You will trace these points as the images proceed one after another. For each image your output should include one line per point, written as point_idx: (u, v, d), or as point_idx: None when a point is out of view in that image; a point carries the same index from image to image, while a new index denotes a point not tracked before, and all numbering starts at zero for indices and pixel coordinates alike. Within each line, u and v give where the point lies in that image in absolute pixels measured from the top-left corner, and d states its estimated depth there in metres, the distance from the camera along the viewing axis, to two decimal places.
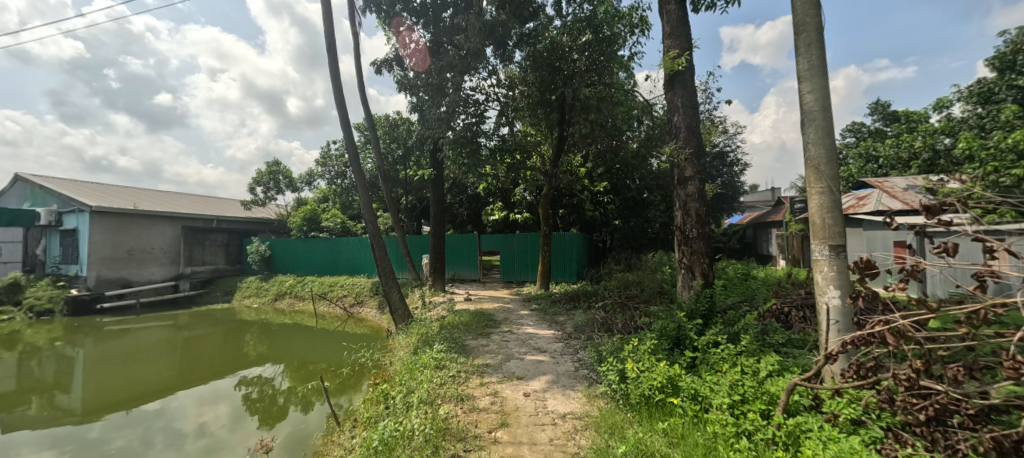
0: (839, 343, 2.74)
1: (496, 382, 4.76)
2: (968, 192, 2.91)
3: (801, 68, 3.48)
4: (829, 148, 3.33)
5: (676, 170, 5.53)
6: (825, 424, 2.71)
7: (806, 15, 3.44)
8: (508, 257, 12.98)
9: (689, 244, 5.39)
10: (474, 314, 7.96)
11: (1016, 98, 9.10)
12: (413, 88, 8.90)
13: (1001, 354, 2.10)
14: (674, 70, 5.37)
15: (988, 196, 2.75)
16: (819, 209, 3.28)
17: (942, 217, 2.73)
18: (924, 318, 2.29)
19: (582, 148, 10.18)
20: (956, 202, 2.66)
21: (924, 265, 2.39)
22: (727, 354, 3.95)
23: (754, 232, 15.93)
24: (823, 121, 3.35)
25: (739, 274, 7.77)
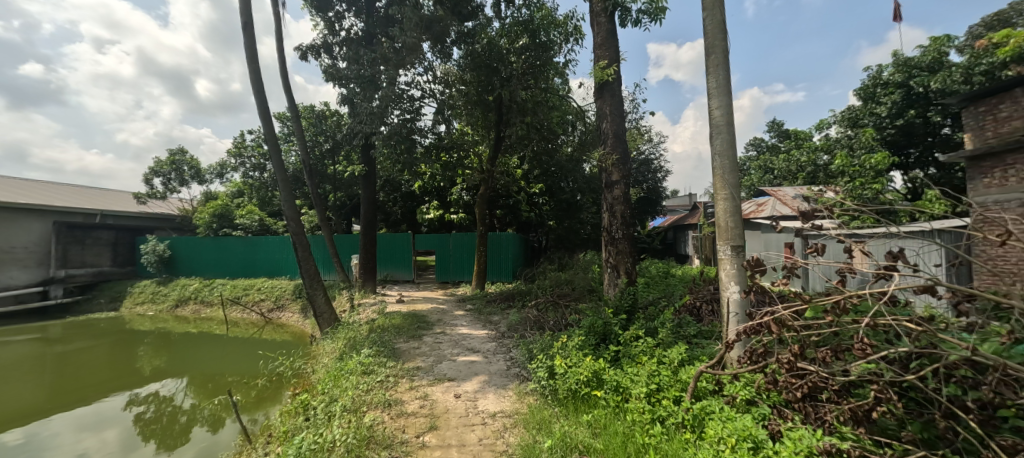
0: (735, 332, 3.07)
1: (427, 385, 4.65)
2: (836, 201, 3.41)
3: (710, 86, 3.85)
4: (731, 159, 3.72)
5: (604, 174, 5.82)
6: (726, 406, 3.03)
7: (714, 38, 3.83)
8: (444, 257, 12.80)
9: (615, 244, 5.70)
10: (406, 316, 7.69)
11: (875, 124, 10.90)
12: (342, 79, 8.37)
13: (855, 337, 2.49)
14: (603, 80, 5.65)
15: (851, 205, 3.26)
16: (723, 213, 3.65)
17: (816, 221, 3.18)
18: (799, 309, 2.63)
19: (519, 150, 10.33)
20: (825, 208, 3.11)
21: (800, 263, 2.75)
22: (647, 348, 4.24)
23: (674, 234, 17.37)
24: (727, 134, 3.74)
25: (660, 273, 8.40)
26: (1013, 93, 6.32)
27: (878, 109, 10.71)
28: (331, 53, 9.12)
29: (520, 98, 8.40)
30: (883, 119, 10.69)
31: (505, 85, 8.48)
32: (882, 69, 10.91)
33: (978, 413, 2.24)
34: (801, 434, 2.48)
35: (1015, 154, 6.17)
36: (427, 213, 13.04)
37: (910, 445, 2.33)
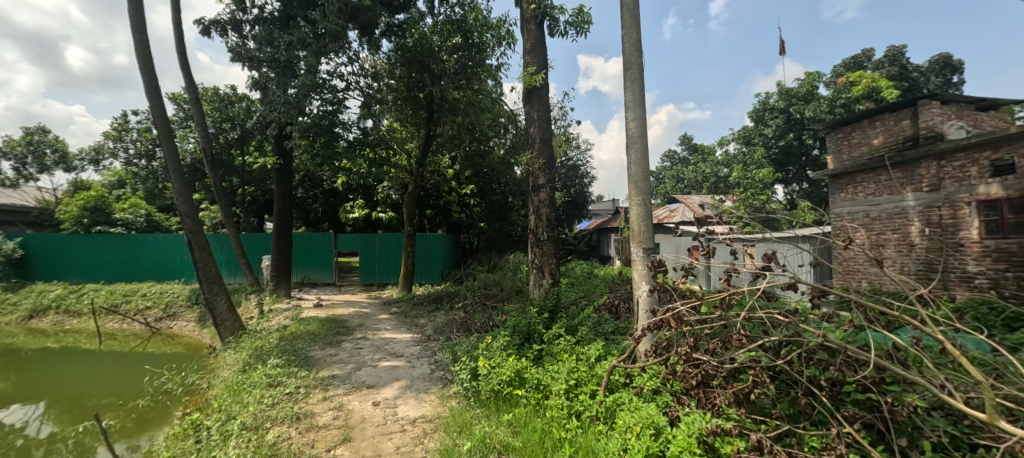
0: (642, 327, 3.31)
1: (343, 394, 4.35)
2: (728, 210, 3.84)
3: (628, 99, 4.14)
4: (644, 168, 4.04)
5: (531, 178, 5.97)
6: (634, 397, 3.27)
7: (631, 56, 4.13)
8: (369, 258, 12.21)
9: (540, 246, 5.86)
10: (324, 322, 7.17)
11: (763, 143, 12.55)
12: (254, 61, 7.60)
13: (737, 329, 2.81)
14: (531, 85, 5.78)
15: (740, 214, 3.69)
16: (637, 218, 3.94)
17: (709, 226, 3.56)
18: (694, 305, 2.92)
19: (451, 150, 10.20)
20: (717, 215, 3.49)
21: (694, 264, 3.06)
22: (569, 346, 4.40)
23: (597, 237, 18.41)
24: (641, 145, 4.05)
25: (584, 274, 8.85)
26: (862, 124, 7.67)
27: (766, 131, 12.34)
28: (241, 32, 8.23)
29: (452, 98, 8.29)
30: (769, 139, 12.34)
31: (436, 84, 8.32)
32: (769, 96, 12.61)
33: (829, 390, 2.66)
34: (694, 418, 2.75)
35: (862, 175, 7.49)
36: (351, 212, 12.33)
37: (779, 420, 2.70)
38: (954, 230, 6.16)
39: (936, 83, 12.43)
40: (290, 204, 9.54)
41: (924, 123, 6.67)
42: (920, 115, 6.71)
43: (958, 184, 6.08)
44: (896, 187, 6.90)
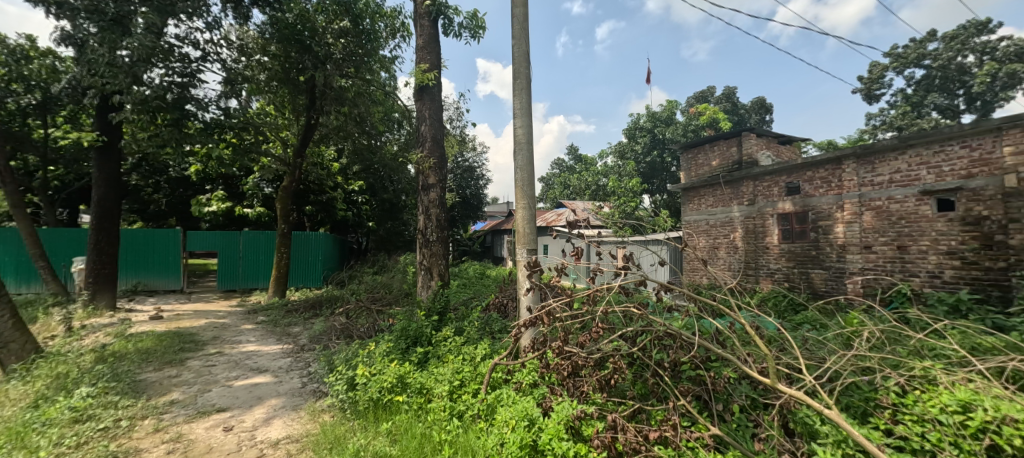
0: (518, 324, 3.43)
1: (184, 422, 3.65)
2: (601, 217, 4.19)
3: (516, 107, 4.39)
4: (530, 173, 4.31)
5: (420, 177, 5.83)
6: (513, 391, 3.42)
7: (520, 67, 4.36)
8: (230, 260, 10.55)
9: (429, 246, 5.75)
10: (164, 337, 5.95)
11: (634, 158, 14.27)
12: (65, 8, 5.98)
13: (597, 322, 3.13)
14: (424, 83, 5.66)
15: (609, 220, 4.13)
16: (522, 221, 4.16)
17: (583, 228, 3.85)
18: (563, 301, 3.17)
19: (338, 141, 9.43)
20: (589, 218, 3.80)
21: (564, 263, 3.31)
22: (454, 347, 4.39)
23: (491, 238, 18.82)
24: (527, 153, 4.31)
25: (476, 274, 8.96)
26: (704, 148, 9.29)
27: (636, 147, 14.10)
28: None
29: (338, 86, 7.62)
30: (638, 155, 14.06)
31: (319, 67, 7.54)
32: (639, 117, 14.39)
33: (669, 370, 3.12)
34: (563, 406, 2.99)
35: (704, 189, 9.03)
36: (208, 205, 10.48)
37: (633, 400, 3.09)
38: (762, 235, 7.83)
39: (755, 119, 15.69)
40: (119, 193, 7.73)
41: (745, 151, 8.36)
42: (743, 144, 8.44)
43: (765, 200, 7.79)
44: (727, 201, 8.49)
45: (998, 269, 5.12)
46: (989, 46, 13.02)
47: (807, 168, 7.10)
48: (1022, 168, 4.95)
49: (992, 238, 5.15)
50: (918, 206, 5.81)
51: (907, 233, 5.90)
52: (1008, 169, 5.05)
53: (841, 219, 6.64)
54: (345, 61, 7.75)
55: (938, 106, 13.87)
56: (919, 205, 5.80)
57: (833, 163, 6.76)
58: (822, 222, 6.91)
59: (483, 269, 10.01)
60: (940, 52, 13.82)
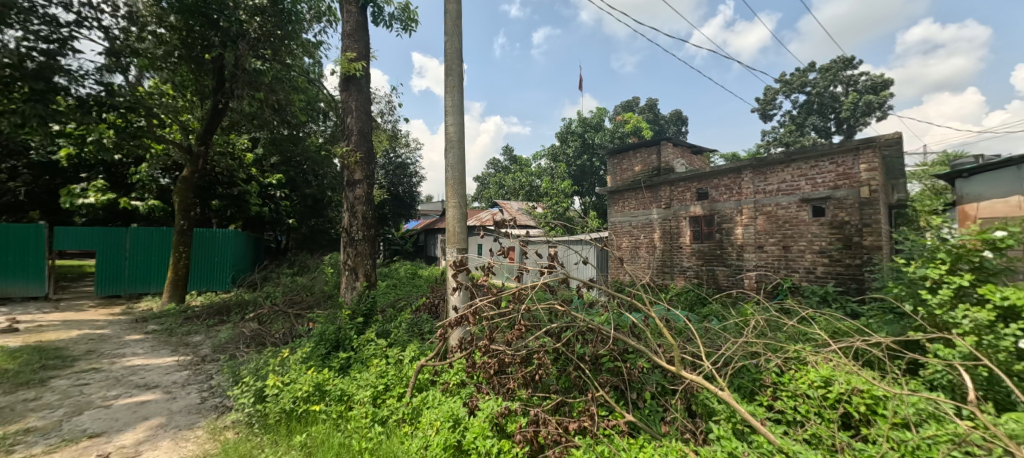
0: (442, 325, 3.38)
1: (43, 454, 3.05)
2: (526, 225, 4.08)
3: (448, 104, 4.36)
4: (461, 172, 4.34)
5: (346, 171, 5.53)
6: (440, 392, 3.38)
7: (452, 64, 4.34)
8: (114, 261, 9.10)
9: (354, 245, 5.46)
10: (19, 353, 4.95)
11: (566, 160, 14.82)
12: None
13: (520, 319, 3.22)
14: (350, 73, 5.38)
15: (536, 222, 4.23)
16: (454, 220, 4.18)
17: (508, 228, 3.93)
18: (489, 300, 3.22)
19: (253, 129, 8.56)
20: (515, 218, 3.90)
21: (491, 263, 3.36)
22: (380, 349, 4.21)
23: (425, 237, 18.35)
24: (458, 150, 4.33)
25: (408, 274, 8.68)
26: (628, 154, 9.94)
27: (568, 150, 14.67)
28: None
29: (252, 68, 6.89)
30: (570, 158, 14.62)
31: (228, 46, 6.74)
32: (571, 122, 14.99)
33: (590, 364, 3.27)
34: (488, 404, 3.01)
35: (628, 193, 9.65)
36: (83, 196, 8.91)
37: (556, 394, 3.21)
38: (676, 236, 8.56)
39: (672, 130, 17.14)
40: None
41: (663, 158, 9.11)
42: (661, 152, 9.19)
43: (679, 204, 8.53)
44: (647, 204, 9.16)
45: (856, 265, 6.12)
46: (852, 79, 15.56)
47: (713, 176, 7.91)
48: (873, 181, 5.99)
49: (852, 239, 6.16)
50: (798, 211, 6.75)
51: (790, 235, 6.83)
52: (863, 181, 6.07)
53: (740, 222, 7.50)
54: (261, 41, 7.04)
55: (816, 127, 16.24)
56: (799, 211, 6.73)
57: (734, 173, 7.61)
58: (725, 224, 7.73)
59: (414, 269, 9.71)
60: (817, 81, 16.22)
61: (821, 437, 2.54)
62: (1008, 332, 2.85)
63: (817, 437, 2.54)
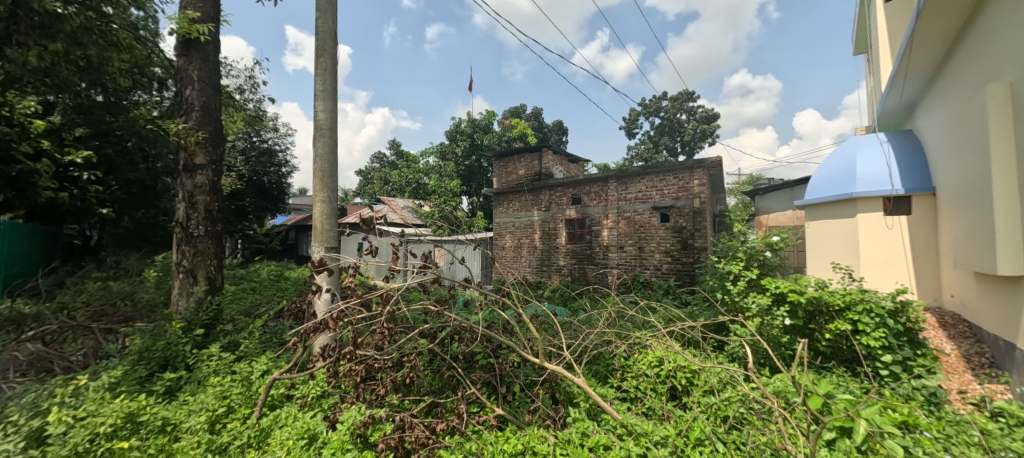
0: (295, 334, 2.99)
1: None
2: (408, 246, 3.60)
3: (317, 87, 3.97)
4: (332, 163, 3.99)
5: (184, 154, 4.62)
6: (296, 409, 3.03)
7: (324, 43, 3.97)
8: None
9: (192, 243, 4.58)
10: None
11: (454, 160, 14.79)
12: None
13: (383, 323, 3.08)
14: (192, 36, 4.51)
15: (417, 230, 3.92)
16: (320, 215, 3.84)
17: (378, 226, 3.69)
18: (353, 303, 2.99)
19: (46, 92, 6.32)
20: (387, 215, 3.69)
21: (358, 264, 3.13)
22: (224, 364, 3.62)
23: (296, 235, 16.35)
24: (329, 139, 3.97)
25: (270, 277, 7.60)
26: (514, 158, 10.40)
27: (457, 149, 14.66)
28: None
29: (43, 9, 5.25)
30: (458, 157, 14.62)
31: None
32: (461, 122, 15.02)
33: (462, 363, 3.30)
34: (350, 415, 2.83)
35: (511, 195, 10.05)
36: None
37: (426, 396, 3.16)
38: (554, 237, 9.22)
39: (554, 139, 18.49)
40: None
41: (544, 164, 9.77)
42: (542, 158, 9.84)
43: (557, 207, 9.22)
44: (529, 206, 9.67)
45: (690, 263, 7.39)
46: (693, 110, 18.86)
47: (586, 183, 8.75)
48: (701, 194, 7.33)
49: (687, 241, 7.42)
50: (650, 217, 7.89)
51: (643, 237, 7.95)
52: (695, 194, 7.37)
53: (606, 225, 8.45)
54: None
55: (667, 147, 19.24)
56: (650, 217, 7.88)
57: (602, 181, 8.53)
58: (594, 227, 8.62)
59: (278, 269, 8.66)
60: (668, 108, 19.24)
61: (654, 409, 2.99)
62: (779, 313, 3.77)
63: (651, 409, 3.00)
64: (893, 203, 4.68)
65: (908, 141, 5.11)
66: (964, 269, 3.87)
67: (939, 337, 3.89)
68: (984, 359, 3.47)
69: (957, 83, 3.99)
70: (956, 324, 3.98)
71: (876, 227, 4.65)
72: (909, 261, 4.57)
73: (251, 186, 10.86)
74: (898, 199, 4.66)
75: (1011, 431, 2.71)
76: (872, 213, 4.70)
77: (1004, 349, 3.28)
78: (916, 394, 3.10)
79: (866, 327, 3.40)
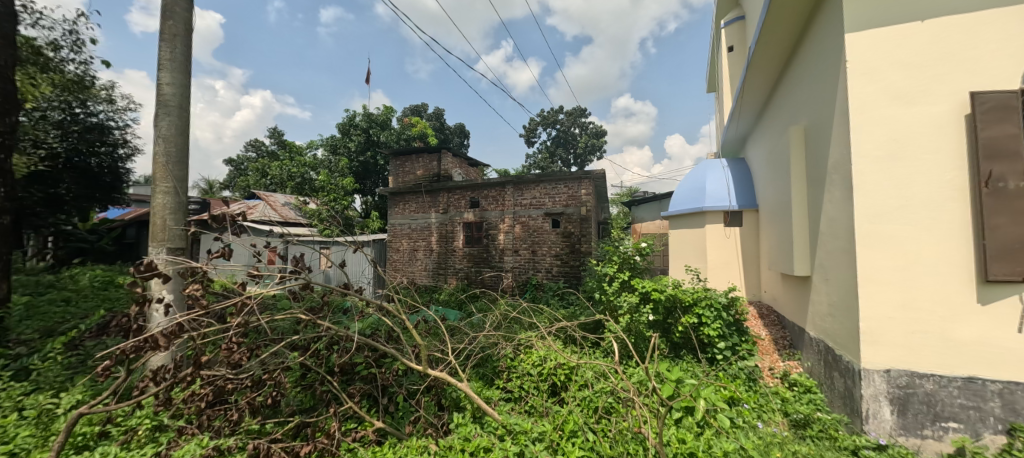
0: (111, 357, 2.39)
1: None
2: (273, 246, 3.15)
3: (163, 55, 3.30)
4: (181, 147, 3.35)
5: None
6: (117, 447, 2.43)
7: (175, 3, 3.32)
8: None
9: None
10: None
11: (347, 155, 13.71)
12: None
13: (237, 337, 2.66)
14: None
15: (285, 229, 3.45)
16: (161, 210, 3.19)
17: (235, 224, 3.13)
18: (197, 315, 2.50)
19: None
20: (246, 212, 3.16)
21: (205, 269, 2.62)
22: (5, 400, 2.76)
23: (137, 232, 13.39)
24: (177, 119, 3.33)
25: (94, 284, 6.07)
26: (412, 158, 10.09)
27: (351, 143, 13.59)
28: None
29: None
30: (351, 152, 13.59)
31: None
32: (355, 115, 14.03)
33: (338, 376, 3.06)
34: (188, 448, 2.39)
35: (408, 195, 9.67)
36: None
37: (293, 417, 2.84)
38: (451, 240, 9.14)
39: (456, 142, 18.45)
40: None
41: (443, 166, 9.66)
42: (441, 160, 9.70)
43: (455, 210, 9.16)
44: (427, 208, 9.43)
45: (576, 266, 7.98)
46: (585, 125, 20.53)
47: (484, 187, 8.86)
48: (587, 203, 7.99)
49: (575, 245, 8.00)
50: (542, 222, 8.32)
51: (536, 242, 8.35)
52: (583, 202, 8.01)
53: (502, 229, 8.67)
54: None
55: (562, 158, 20.59)
56: (543, 222, 8.31)
57: (499, 186, 8.73)
58: (490, 231, 8.78)
59: (102, 269, 7.94)
60: (564, 121, 20.65)
61: (536, 407, 3.15)
62: (644, 310, 4.28)
63: (532, 407, 3.15)
64: (730, 216, 5.68)
65: (741, 167, 6.29)
66: (775, 271, 4.86)
67: (758, 325, 4.84)
68: (785, 342, 4.39)
69: (772, 123, 5.05)
70: (768, 315, 4.98)
71: (718, 236, 5.59)
72: (739, 265, 5.59)
73: (68, 169, 8.16)
74: (733, 213, 5.68)
75: (799, 397, 3.48)
76: (715, 224, 5.65)
77: (797, 333, 4.19)
78: (740, 373, 3.78)
79: (707, 320, 4.04)
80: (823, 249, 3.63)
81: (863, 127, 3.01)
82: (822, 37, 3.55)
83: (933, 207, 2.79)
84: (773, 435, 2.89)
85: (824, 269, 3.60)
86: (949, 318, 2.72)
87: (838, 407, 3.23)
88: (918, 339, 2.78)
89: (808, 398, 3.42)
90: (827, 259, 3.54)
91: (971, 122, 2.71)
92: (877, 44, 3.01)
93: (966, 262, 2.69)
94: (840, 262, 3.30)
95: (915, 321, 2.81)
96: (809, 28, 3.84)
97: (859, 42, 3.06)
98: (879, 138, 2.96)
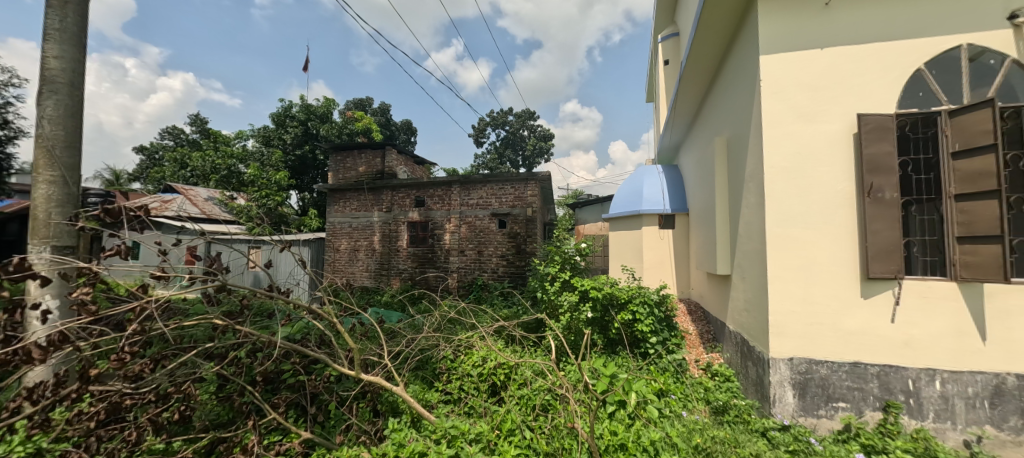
0: None
1: None
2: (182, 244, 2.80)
3: (50, 24, 2.87)
4: (72, 130, 2.92)
5: None
6: None
7: None
8: None
9: None
10: None
11: (281, 147, 12.80)
12: None
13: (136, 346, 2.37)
14: None
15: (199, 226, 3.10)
16: (43, 202, 2.76)
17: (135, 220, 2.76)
18: (84, 322, 2.19)
19: None
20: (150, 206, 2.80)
21: (95, 270, 2.30)
22: None
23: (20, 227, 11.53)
24: (67, 98, 2.90)
25: None
26: (353, 153, 9.65)
27: (286, 135, 12.69)
28: None
29: None
30: (287, 145, 12.70)
31: None
32: (292, 105, 13.14)
33: (260, 386, 2.83)
34: None
35: (349, 193, 9.23)
36: None
37: (205, 432, 2.59)
38: (395, 240, 8.86)
39: (402, 139, 17.93)
40: None
41: (387, 164, 9.34)
42: (386, 157, 9.38)
43: (400, 208, 8.89)
44: (369, 206, 9.07)
45: (522, 266, 8.08)
46: (534, 128, 20.87)
47: (429, 186, 8.70)
48: (533, 204, 8.13)
49: (520, 246, 8.10)
50: (489, 223, 8.33)
51: (482, 242, 8.34)
52: (529, 203, 8.13)
53: (448, 229, 8.56)
54: None
55: (511, 159, 20.75)
56: (489, 222, 8.32)
57: (446, 186, 8.61)
58: (436, 231, 8.63)
59: None
60: (513, 123, 20.83)
61: (475, 407, 3.15)
62: (583, 308, 4.42)
63: (471, 408, 3.15)
64: (664, 219, 6.04)
65: (674, 173, 6.72)
66: (702, 271, 5.24)
67: (686, 320, 5.20)
68: (709, 337, 4.76)
69: (701, 134, 5.46)
70: (696, 311, 5.37)
71: (653, 238, 5.93)
72: (671, 265, 5.97)
73: None
74: (667, 216, 6.06)
75: (720, 386, 3.78)
76: (650, 227, 5.99)
77: (719, 328, 4.56)
78: (669, 366, 4.03)
79: (641, 317, 4.26)
80: (741, 249, 3.98)
81: (773, 141, 3.35)
82: (742, 57, 3.89)
83: (828, 213, 3.16)
84: (695, 422, 3.12)
85: (741, 269, 3.95)
86: (839, 311, 3.10)
87: (751, 394, 3.55)
88: (815, 330, 3.14)
89: (726, 387, 3.73)
90: (744, 259, 3.89)
91: (858, 141, 3.11)
92: (787, 67, 3.35)
93: (853, 261, 3.08)
94: (754, 262, 3.64)
95: (814, 314, 3.16)
96: (731, 48, 4.20)
97: (771, 64, 3.39)
98: (786, 151, 3.30)
